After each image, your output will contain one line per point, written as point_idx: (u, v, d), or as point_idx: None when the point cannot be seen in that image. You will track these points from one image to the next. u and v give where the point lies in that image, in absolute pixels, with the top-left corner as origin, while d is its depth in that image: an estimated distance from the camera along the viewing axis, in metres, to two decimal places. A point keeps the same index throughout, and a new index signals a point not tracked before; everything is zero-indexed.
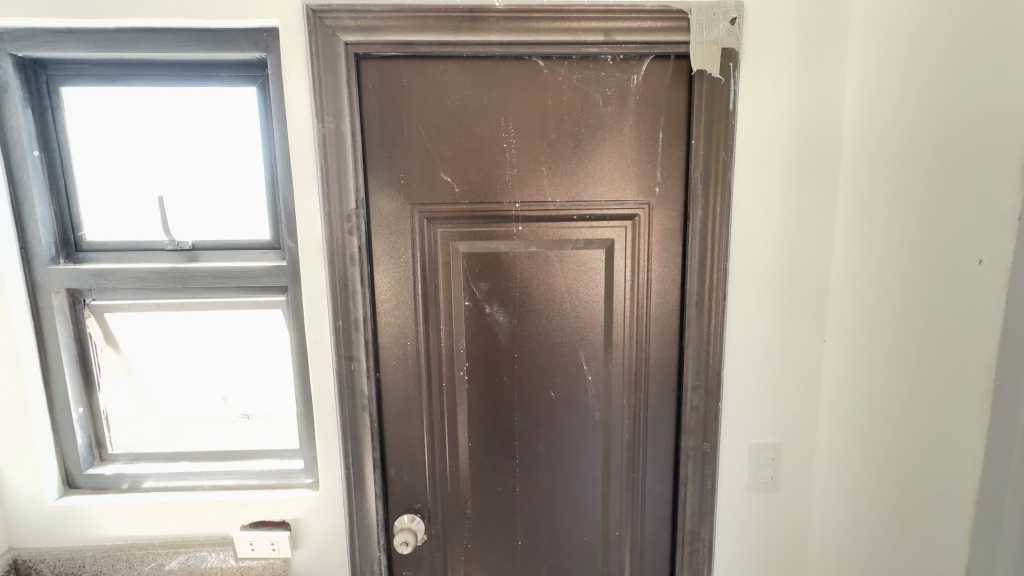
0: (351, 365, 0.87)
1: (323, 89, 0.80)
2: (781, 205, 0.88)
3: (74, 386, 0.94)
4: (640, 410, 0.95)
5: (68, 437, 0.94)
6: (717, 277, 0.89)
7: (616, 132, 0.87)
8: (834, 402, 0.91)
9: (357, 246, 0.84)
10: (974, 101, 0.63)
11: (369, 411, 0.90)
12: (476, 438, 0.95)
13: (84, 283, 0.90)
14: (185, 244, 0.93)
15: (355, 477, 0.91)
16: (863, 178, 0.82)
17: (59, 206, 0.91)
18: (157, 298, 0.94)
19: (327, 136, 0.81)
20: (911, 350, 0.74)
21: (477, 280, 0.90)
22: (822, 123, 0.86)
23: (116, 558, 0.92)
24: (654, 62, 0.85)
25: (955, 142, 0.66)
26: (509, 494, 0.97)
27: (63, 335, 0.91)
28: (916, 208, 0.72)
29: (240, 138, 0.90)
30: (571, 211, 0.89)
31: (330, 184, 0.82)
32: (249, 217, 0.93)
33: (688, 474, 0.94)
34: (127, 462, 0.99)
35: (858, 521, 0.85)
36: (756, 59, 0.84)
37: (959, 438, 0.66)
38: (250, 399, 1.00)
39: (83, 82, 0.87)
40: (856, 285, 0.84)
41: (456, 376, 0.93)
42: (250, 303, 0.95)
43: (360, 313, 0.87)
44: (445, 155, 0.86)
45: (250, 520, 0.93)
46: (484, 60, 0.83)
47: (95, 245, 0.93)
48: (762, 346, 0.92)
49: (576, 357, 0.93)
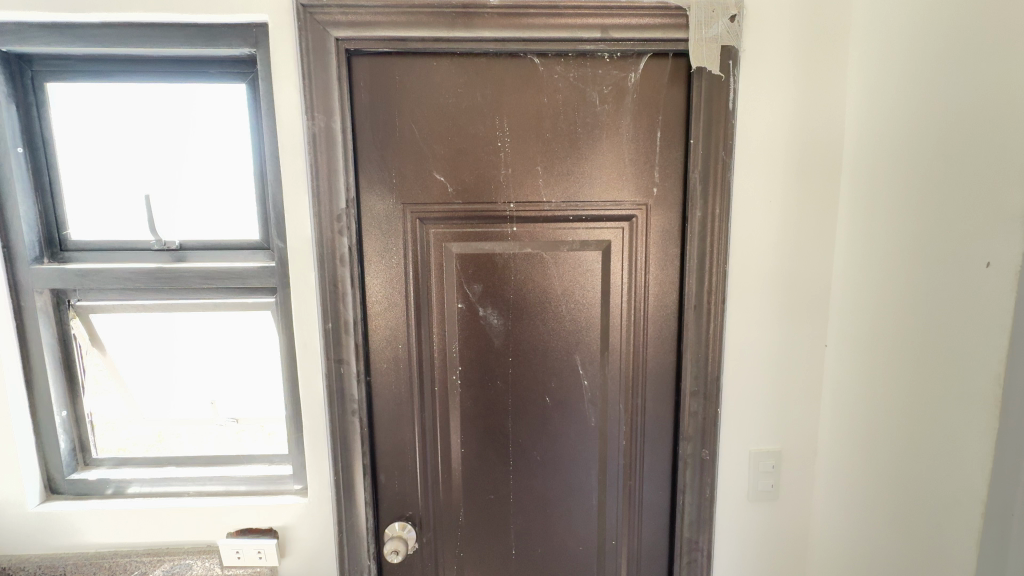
0: (340, 368, 0.85)
1: (312, 85, 0.78)
2: (782, 207, 0.86)
3: (57, 389, 0.92)
4: (638, 416, 0.93)
5: (50, 441, 0.92)
6: (716, 279, 0.86)
7: (613, 131, 0.85)
8: (835, 407, 0.88)
9: (347, 246, 0.82)
10: (970, 99, 0.62)
11: (359, 415, 0.87)
12: (470, 444, 0.93)
13: (68, 283, 0.87)
14: (172, 243, 0.91)
15: (344, 484, 0.88)
16: (864, 177, 0.80)
17: (43, 205, 0.89)
18: (143, 299, 0.92)
19: (317, 134, 0.79)
20: (915, 354, 0.72)
21: (470, 282, 0.88)
22: (822, 121, 0.84)
23: (98, 566, 0.89)
24: (652, 60, 0.83)
25: (957, 142, 0.64)
26: (504, 501, 0.94)
27: (46, 335, 0.89)
28: (919, 209, 0.70)
29: (229, 136, 0.88)
30: (567, 212, 0.87)
31: (320, 183, 0.80)
32: (237, 216, 0.91)
33: (685, 482, 0.92)
34: (111, 467, 0.96)
35: (860, 531, 0.83)
36: (757, 57, 0.82)
37: (966, 445, 0.64)
38: (238, 402, 0.98)
39: (69, 78, 0.85)
40: (856, 289, 0.83)
41: (448, 380, 0.91)
42: (239, 304, 0.93)
43: (350, 315, 0.84)
44: (438, 154, 0.84)
45: (237, 528, 0.91)
46: (478, 57, 0.81)
47: (81, 245, 0.91)
48: (764, 351, 0.90)
49: (571, 361, 0.91)
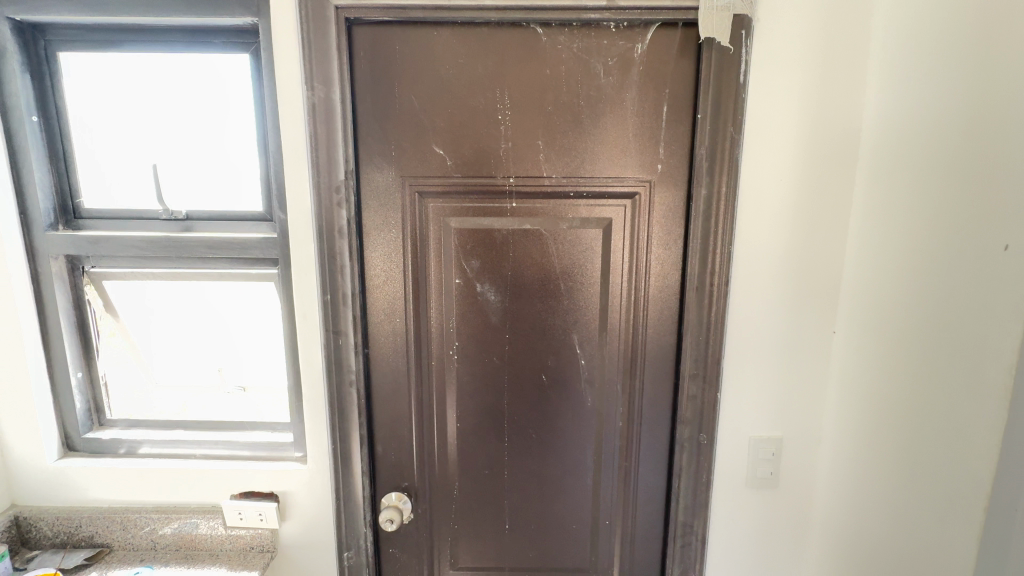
0: (338, 339, 0.86)
1: (313, 54, 0.78)
2: (793, 187, 0.82)
3: (73, 351, 0.95)
4: (635, 398, 0.92)
5: (66, 401, 0.96)
6: (720, 261, 0.84)
7: (617, 105, 0.82)
8: (842, 396, 0.85)
9: (345, 219, 0.83)
10: (989, 82, 0.59)
11: (356, 387, 0.89)
12: (466, 419, 0.93)
13: (82, 249, 0.90)
14: (179, 213, 0.92)
15: (341, 453, 0.90)
16: (883, 156, 0.76)
17: (57, 173, 0.91)
18: (153, 267, 0.94)
19: (317, 104, 0.79)
20: (926, 342, 0.69)
21: (468, 258, 0.88)
22: (841, 96, 0.80)
23: (111, 520, 0.94)
24: (660, 30, 0.80)
25: (973, 131, 0.61)
26: (499, 477, 0.95)
27: (61, 300, 0.93)
28: (938, 189, 0.66)
29: (233, 106, 0.89)
30: (567, 187, 0.85)
31: (320, 155, 0.80)
32: (242, 188, 0.92)
33: (682, 465, 0.91)
34: (124, 428, 1.00)
35: (861, 523, 0.81)
36: (773, 28, 0.78)
37: (972, 436, 0.62)
38: (244, 371, 1.00)
39: (79, 47, 0.87)
40: (868, 275, 0.79)
41: (446, 356, 0.91)
42: (243, 274, 0.95)
43: (349, 288, 0.85)
44: (438, 126, 0.83)
45: (240, 491, 0.95)
46: (480, 26, 0.80)
47: (93, 213, 0.93)
48: (770, 336, 0.87)
49: (568, 340, 0.90)
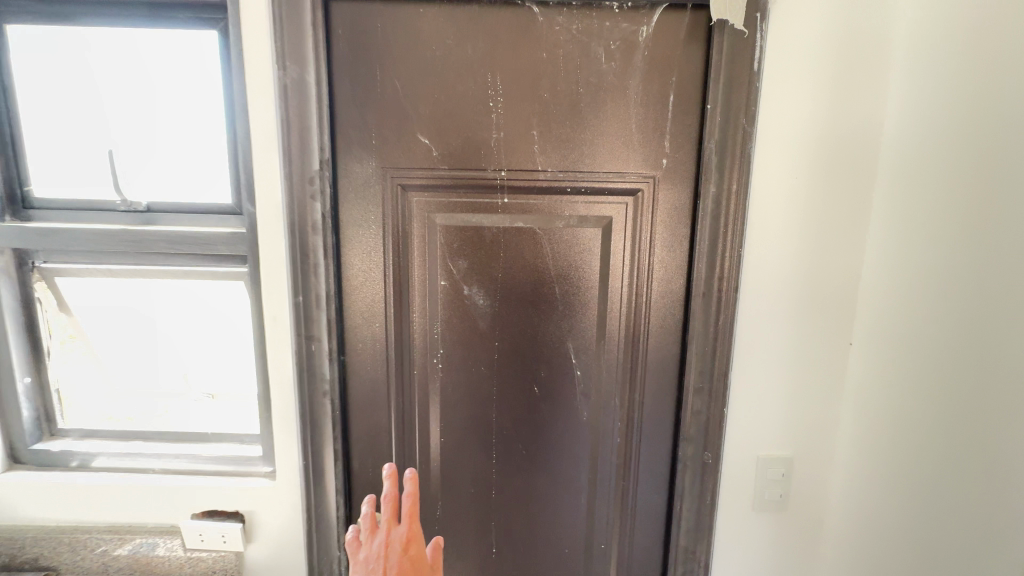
0: (311, 345, 0.79)
1: (285, 30, 0.70)
2: (809, 185, 0.76)
3: (20, 355, 0.87)
4: (635, 412, 0.85)
5: (13, 409, 0.88)
6: (729, 264, 0.77)
7: (619, 93, 0.76)
8: (858, 412, 0.79)
9: (320, 213, 0.75)
10: None
11: (331, 397, 0.81)
12: (451, 433, 0.86)
13: (30, 243, 0.82)
14: (139, 205, 0.84)
15: (313, 470, 0.82)
16: (908, 152, 0.69)
17: (4, 159, 0.83)
18: (110, 264, 0.86)
19: (289, 85, 0.72)
20: (957, 357, 0.62)
21: (455, 258, 0.80)
22: (864, 86, 0.73)
23: (59, 541, 0.86)
24: (667, 12, 0.73)
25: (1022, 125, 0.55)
26: (485, 496, 0.88)
27: (8, 299, 0.85)
28: (973, 190, 0.60)
29: (200, 88, 0.81)
30: (564, 182, 0.78)
31: (291, 142, 0.73)
32: (208, 178, 0.84)
33: (684, 486, 0.83)
34: (76, 438, 0.92)
35: (879, 551, 0.74)
36: (791, 10, 0.71)
37: (1012, 465, 0.55)
38: (210, 377, 0.92)
39: (29, 20, 0.79)
40: (890, 281, 0.73)
41: (429, 365, 0.84)
42: (210, 273, 0.87)
43: (323, 289, 0.77)
44: (423, 113, 0.76)
45: (202, 510, 0.87)
46: (470, 4, 0.73)
47: (43, 203, 0.85)
48: (781, 348, 0.81)
49: (563, 348, 0.83)
